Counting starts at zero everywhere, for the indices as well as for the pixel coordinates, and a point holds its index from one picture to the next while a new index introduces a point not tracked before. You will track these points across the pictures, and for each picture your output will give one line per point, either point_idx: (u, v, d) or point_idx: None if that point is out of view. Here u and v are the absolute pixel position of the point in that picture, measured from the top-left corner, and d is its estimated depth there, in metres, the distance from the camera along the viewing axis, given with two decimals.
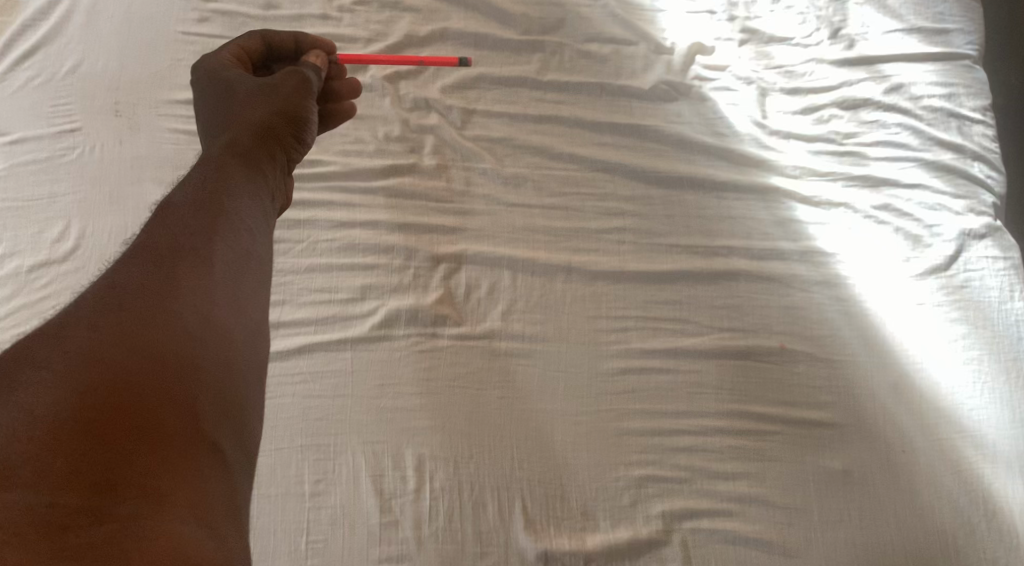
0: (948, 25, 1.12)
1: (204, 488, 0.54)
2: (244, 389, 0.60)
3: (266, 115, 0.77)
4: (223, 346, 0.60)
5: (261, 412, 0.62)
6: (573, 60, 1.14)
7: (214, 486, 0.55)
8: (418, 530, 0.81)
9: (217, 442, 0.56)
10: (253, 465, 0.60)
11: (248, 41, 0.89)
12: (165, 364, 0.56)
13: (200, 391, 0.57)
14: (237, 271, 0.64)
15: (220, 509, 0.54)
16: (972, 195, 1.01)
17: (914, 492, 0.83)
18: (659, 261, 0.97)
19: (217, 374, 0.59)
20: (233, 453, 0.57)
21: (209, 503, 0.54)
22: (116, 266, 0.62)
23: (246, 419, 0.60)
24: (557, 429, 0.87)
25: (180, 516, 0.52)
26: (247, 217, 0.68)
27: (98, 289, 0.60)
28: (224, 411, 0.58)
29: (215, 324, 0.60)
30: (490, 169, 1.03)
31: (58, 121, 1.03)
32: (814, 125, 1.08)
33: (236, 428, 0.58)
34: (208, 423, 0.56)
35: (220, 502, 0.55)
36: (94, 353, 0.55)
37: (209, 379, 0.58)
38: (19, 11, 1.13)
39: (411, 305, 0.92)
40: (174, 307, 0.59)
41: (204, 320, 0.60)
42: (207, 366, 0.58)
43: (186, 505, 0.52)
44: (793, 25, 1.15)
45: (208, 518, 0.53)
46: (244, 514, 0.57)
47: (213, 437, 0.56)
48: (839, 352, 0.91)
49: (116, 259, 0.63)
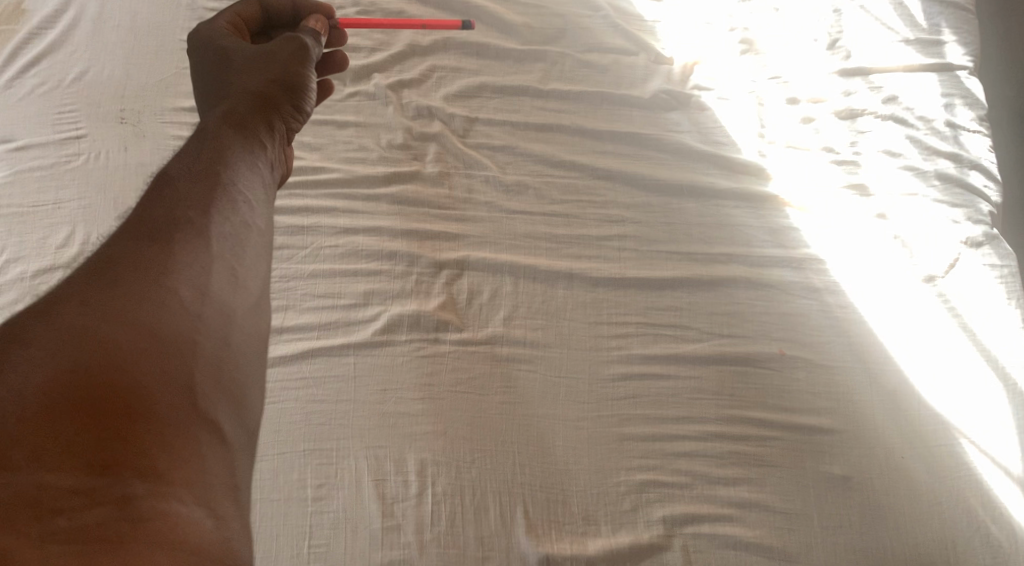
0: (944, 37, 1.15)
1: (201, 465, 0.52)
2: (241, 364, 0.59)
3: (264, 83, 0.78)
4: (221, 320, 0.59)
5: (262, 386, 0.61)
6: (575, 69, 1.15)
7: (212, 462, 0.53)
8: (420, 534, 0.81)
9: (216, 419, 0.55)
10: (253, 443, 0.58)
11: (246, 7, 0.90)
12: (160, 338, 0.55)
13: (198, 364, 0.56)
14: (235, 244, 0.64)
15: (220, 486, 0.52)
16: (970, 204, 1.02)
17: (913, 498, 0.84)
18: (659, 268, 0.97)
19: (215, 348, 0.58)
20: (232, 429, 0.56)
21: (208, 482, 0.51)
22: (112, 243, 0.61)
23: (245, 393, 0.58)
24: (558, 434, 0.87)
25: (178, 496, 0.49)
26: (245, 189, 0.69)
27: (92, 266, 0.59)
28: (222, 386, 0.56)
29: (212, 298, 0.60)
30: (493, 177, 1.04)
31: (63, 127, 1.04)
32: (811, 135, 1.09)
33: (235, 404, 0.57)
34: (205, 397, 0.55)
35: (221, 481, 0.52)
36: (88, 329, 0.54)
37: (206, 353, 0.57)
38: (26, 20, 1.15)
39: (413, 310, 0.92)
40: (170, 283, 0.58)
41: (201, 293, 0.59)
42: (203, 341, 0.57)
43: (185, 485, 0.50)
44: (790, 38, 1.19)
45: (207, 497, 0.51)
46: (245, 493, 0.54)
47: (211, 413, 0.54)
48: (838, 358, 0.91)
49: (113, 236, 0.63)
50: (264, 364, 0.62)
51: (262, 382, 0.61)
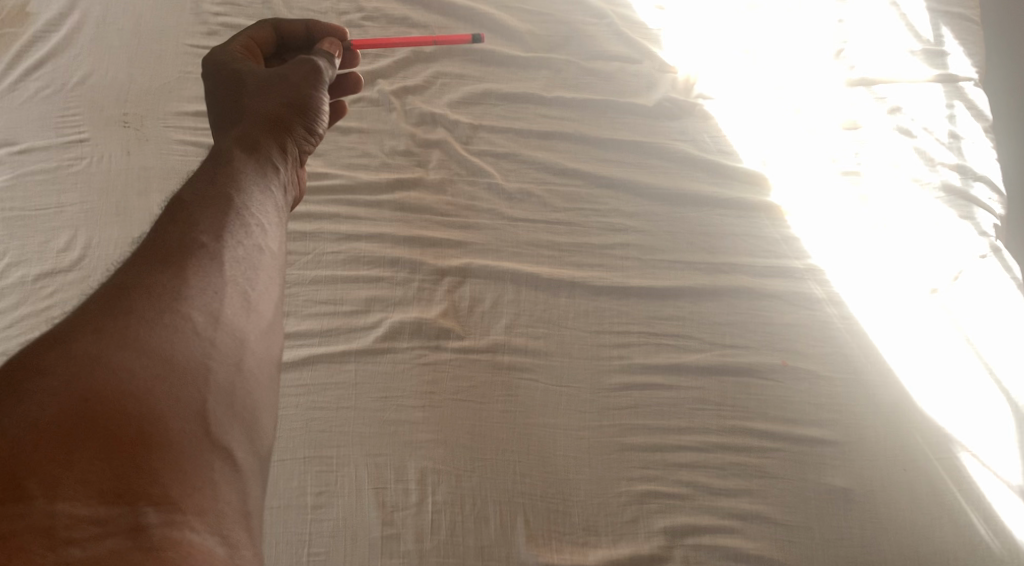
0: (947, 48, 1.17)
1: (214, 492, 0.51)
2: (254, 391, 0.58)
3: (275, 105, 0.77)
4: (234, 346, 0.58)
5: (272, 414, 0.59)
6: (579, 77, 1.16)
7: (224, 489, 0.52)
8: (420, 543, 0.81)
9: (229, 446, 0.53)
10: (264, 469, 0.57)
11: (260, 31, 0.90)
12: (174, 365, 0.53)
13: (212, 392, 0.54)
14: (247, 269, 0.62)
15: (231, 513, 0.51)
16: (973, 216, 1.03)
17: (915, 511, 0.83)
18: (662, 277, 0.97)
19: (228, 375, 0.56)
20: (243, 454, 0.54)
21: (221, 509, 0.50)
22: (125, 266, 0.59)
23: (256, 419, 0.57)
24: (559, 444, 0.87)
25: (190, 524, 0.48)
26: (257, 213, 0.67)
27: (106, 291, 0.57)
28: (235, 413, 0.55)
29: (226, 324, 0.58)
30: (495, 184, 1.04)
31: (66, 131, 1.04)
32: (816, 145, 1.09)
33: (246, 430, 0.56)
34: (217, 424, 0.53)
35: (231, 508, 0.51)
36: (103, 357, 0.52)
37: (219, 380, 0.55)
38: (30, 23, 1.15)
39: (415, 318, 0.92)
40: (184, 309, 0.56)
41: (215, 319, 0.57)
42: (217, 367, 0.56)
43: (197, 514, 0.49)
44: (794, 49, 1.19)
45: (220, 525, 0.49)
46: (256, 520, 0.53)
47: (223, 440, 0.53)
48: (841, 370, 0.91)
49: (125, 259, 0.60)
50: (275, 392, 0.61)
51: (272, 408, 0.60)
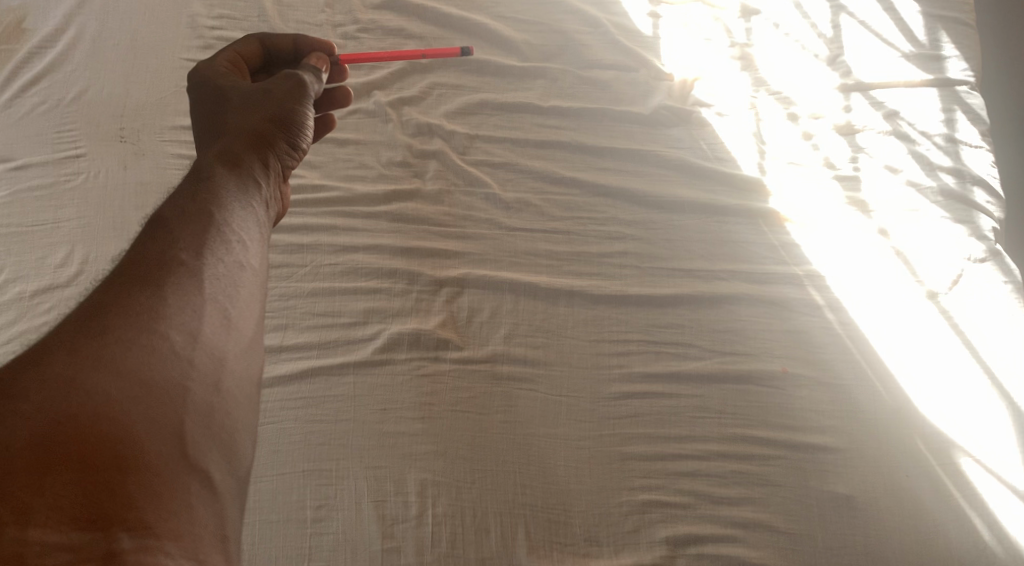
0: (944, 53, 1.17)
1: (191, 516, 0.50)
2: (232, 411, 0.57)
3: (259, 121, 0.77)
4: (213, 367, 0.57)
5: (252, 436, 0.58)
6: (574, 86, 1.16)
7: (201, 512, 0.51)
8: (420, 556, 0.80)
9: (206, 468, 0.53)
10: (243, 492, 0.56)
11: (246, 46, 0.90)
12: (151, 387, 0.53)
13: (187, 413, 0.54)
14: (227, 286, 0.62)
15: (207, 537, 0.50)
16: (972, 220, 1.02)
17: (919, 518, 0.82)
18: (660, 286, 0.97)
19: (206, 396, 0.56)
20: (221, 476, 0.54)
21: (197, 533, 0.50)
22: (101, 286, 0.59)
23: (234, 441, 0.56)
24: (559, 454, 0.86)
25: (166, 549, 0.47)
26: (239, 229, 0.67)
27: (82, 311, 0.56)
28: (212, 434, 0.55)
29: (204, 343, 0.57)
30: (492, 194, 1.04)
31: (63, 147, 1.04)
32: (812, 151, 1.09)
33: (224, 451, 0.55)
34: (194, 446, 0.53)
35: (208, 532, 0.51)
36: (78, 380, 0.51)
37: (196, 402, 0.55)
38: (27, 39, 1.15)
39: (413, 329, 0.92)
40: (161, 329, 0.56)
41: (193, 338, 0.57)
42: (195, 388, 0.55)
43: (174, 538, 0.48)
44: (789, 55, 1.19)
45: (195, 549, 0.49)
46: (234, 543, 0.52)
47: (200, 463, 0.53)
48: (841, 376, 0.91)
49: (103, 279, 0.60)
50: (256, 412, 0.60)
51: (253, 429, 0.59)
